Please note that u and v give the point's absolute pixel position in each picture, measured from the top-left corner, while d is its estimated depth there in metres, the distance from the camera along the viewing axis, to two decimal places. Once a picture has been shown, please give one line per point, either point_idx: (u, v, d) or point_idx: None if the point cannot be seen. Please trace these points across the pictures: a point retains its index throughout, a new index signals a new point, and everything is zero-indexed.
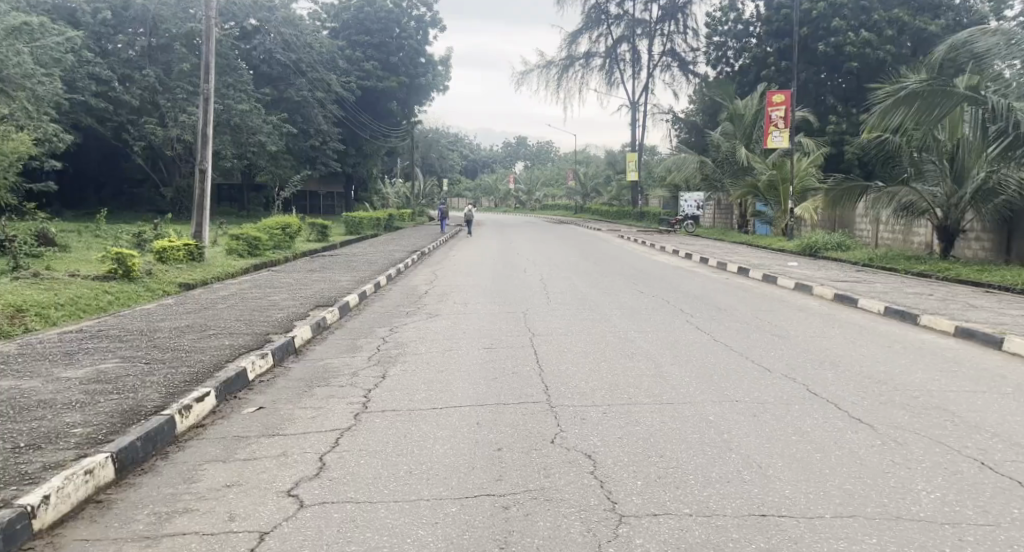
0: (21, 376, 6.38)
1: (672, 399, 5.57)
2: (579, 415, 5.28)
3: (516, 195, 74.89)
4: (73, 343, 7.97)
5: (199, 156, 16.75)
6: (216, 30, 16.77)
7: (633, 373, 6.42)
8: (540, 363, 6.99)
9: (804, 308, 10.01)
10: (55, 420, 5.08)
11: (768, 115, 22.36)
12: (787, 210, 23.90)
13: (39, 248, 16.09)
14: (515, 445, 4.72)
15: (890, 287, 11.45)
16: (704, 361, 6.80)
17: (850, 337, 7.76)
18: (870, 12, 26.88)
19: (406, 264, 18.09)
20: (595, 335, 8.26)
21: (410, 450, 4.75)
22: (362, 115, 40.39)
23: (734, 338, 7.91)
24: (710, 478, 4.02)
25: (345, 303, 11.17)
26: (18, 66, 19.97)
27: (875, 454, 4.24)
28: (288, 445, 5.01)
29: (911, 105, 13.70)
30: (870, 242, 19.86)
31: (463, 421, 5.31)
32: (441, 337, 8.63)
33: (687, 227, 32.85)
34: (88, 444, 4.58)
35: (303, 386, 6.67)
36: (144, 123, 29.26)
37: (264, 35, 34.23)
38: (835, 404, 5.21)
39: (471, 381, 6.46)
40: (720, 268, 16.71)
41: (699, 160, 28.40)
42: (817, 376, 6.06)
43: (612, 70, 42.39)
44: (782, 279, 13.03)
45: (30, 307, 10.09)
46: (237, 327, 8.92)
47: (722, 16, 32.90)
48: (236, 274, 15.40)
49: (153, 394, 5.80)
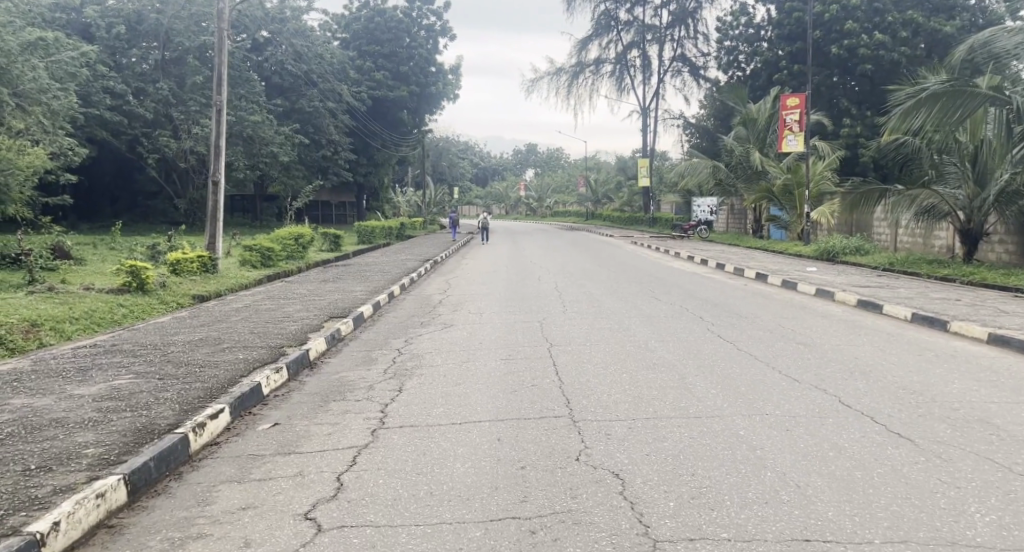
0: (33, 393, 6.28)
1: (697, 412, 5.40)
2: (604, 430, 5.12)
3: (526, 202, 74.48)
4: (86, 358, 7.87)
5: (211, 167, 16.67)
6: (228, 41, 16.72)
7: (657, 385, 6.24)
8: (559, 375, 6.82)
9: (827, 315, 9.78)
10: (67, 439, 4.96)
11: (783, 119, 22.12)
12: (803, 214, 23.63)
13: (55, 262, 16.10)
14: (539, 463, 4.56)
15: (913, 292, 11.23)
16: (729, 371, 6.63)
17: (879, 345, 7.55)
18: (883, 14, 26.64)
19: (419, 272, 18.00)
20: (615, 345, 8.08)
21: (430, 469, 4.61)
22: (373, 124, 40.37)
23: (758, 347, 7.72)
24: (746, 499, 3.85)
25: (360, 315, 11.04)
26: (34, 81, 20.05)
27: (920, 472, 4.05)
28: (304, 463, 4.88)
29: (933, 106, 13.43)
30: (889, 246, 19.59)
31: (484, 436, 5.17)
32: (457, 349, 8.47)
33: (701, 233, 32.57)
34: (100, 465, 4.45)
35: (318, 400, 6.55)
36: (158, 136, 29.40)
37: (275, 46, 34.37)
38: (871, 417, 5.02)
39: (490, 394, 6.31)
40: (737, 274, 16.49)
41: (712, 165, 28.11)
42: (847, 386, 5.89)
43: (623, 76, 42.22)
44: (802, 284, 12.83)
45: (44, 322, 10.02)
46: (251, 340, 8.82)
47: (733, 21, 32.73)
48: (249, 286, 15.32)
49: (168, 411, 5.67)
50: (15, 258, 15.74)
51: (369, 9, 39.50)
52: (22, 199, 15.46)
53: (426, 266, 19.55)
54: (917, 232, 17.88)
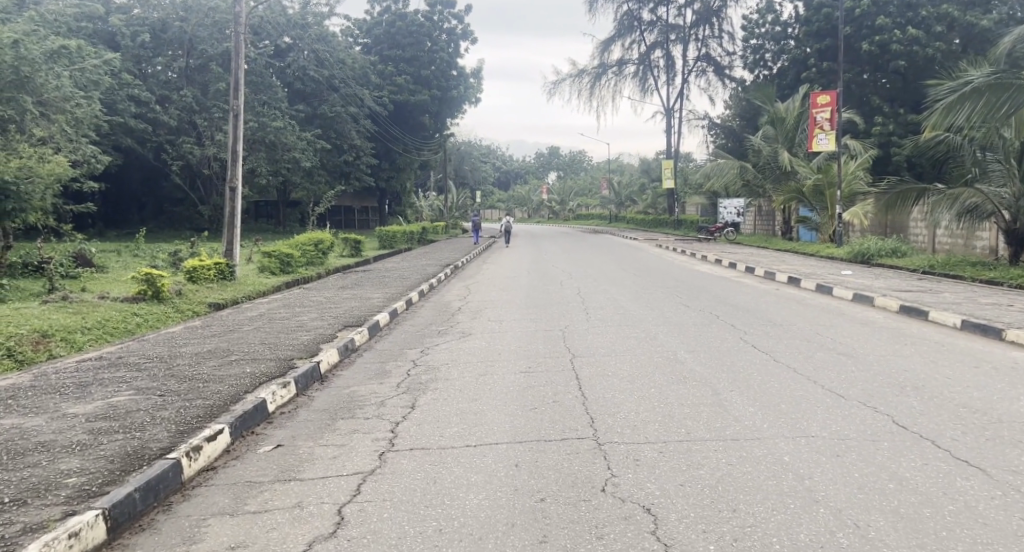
0: (25, 413, 5.91)
1: (736, 434, 4.91)
2: (631, 455, 4.65)
3: (549, 205, 73.76)
4: (90, 372, 7.52)
5: (228, 172, 16.31)
6: (246, 44, 16.39)
7: (690, 403, 5.75)
8: (583, 391, 6.34)
9: (868, 322, 9.21)
10: (49, 467, 4.58)
11: (813, 117, 21.45)
12: (835, 215, 22.99)
13: (75, 270, 15.90)
14: (561, 495, 4.10)
15: (959, 297, 10.62)
16: (766, 387, 6.10)
17: (928, 357, 7.00)
18: (917, 9, 25.87)
19: (438, 277, 17.68)
20: (641, 357, 7.58)
21: (441, 501, 4.17)
22: (395, 129, 40.14)
23: (795, 358, 7.20)
24: (797, 543, 3.36)
25: (375, 323, 10.65)
26: (58, 90, 19.90)
27: (999, 510, 3.54)
28: (304, 493, 4.46)
29: (977, 102, 12.86)
30: (927, 247, 18.88)
31: (500, 462, 4.71)
32: (475, 361, 8.03)
33: (727, 235, 31.84)
34: (80, 498, 4.08)
35: (326, 418, 6.14)
36: (182, 143, 29.39)
37: (298, 52, 34.25)
38: (932, 441, 4.50)
39: (508, 412, 5.86)
40: (769, 278, 15.87)
41: (739, 166, 27.45)
42: (900, 404, 5.35)
43: (646, 77, 41.56)
44: (839, 289, 12.19)
45: (56, 332, 9.73)
46: (261, 352, 8.42)
47: (759, 18, 32.09)
48: (267, 293, 15.04)
49: (163, 432, 5.29)
50: (36, 267, 15.51)
51: (390, 13, 39.19)
52: (44, 208, 15.21)
53: (447, 271, 19.14)
54: (957, 233, 17.22)
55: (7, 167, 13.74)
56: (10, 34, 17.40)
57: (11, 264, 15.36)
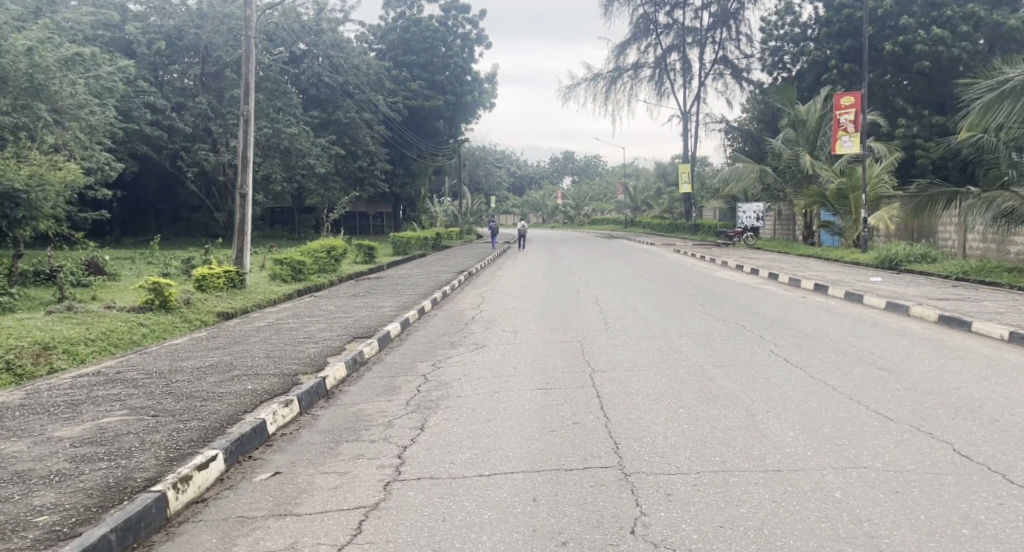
0: (8, 436, 5.52)
1: (777, 465, 4.44)
2: (663, 488, 4.20)
3: (564, 210, 73.38)
4: (84, 389, 7.12)
5: (239, 179, 15.85)
6: (257, 48, 16.02)
7: (721, 426, 5.27)
8: (605, 411, 5.88)
9: (905, 333, 8.69)
10: (21, 501, 4.18)
11: (836, 119, 20.78)
12: (859, 219, 22.38)
13: (86, 279, 15.57)
14: (585, 538, 3.70)
15: (1001, 306, 10.05)
16: (805, 407, 5.62)
17: (980, 373, 6.49)
18: (941, 8, 25.11)
19: (453, 285, 17.25)
20: (664, 373, 7.10)
21: (451, 544, 3.74)
22: (409, 134, 39.68)
23: (834, 374, 6.68)
24: None
25: (386, 335, 10.21)
26: (72, 97, 19.66)
27: None
28: (300, 531, 4.02)
29: (1018, 100, 12.32)
30: (957, 252, 18.31)
31: (517, 497, 4.26)
32: (489, 375, 7.57)
33: (747, 240, 31.34)
34: (47, 542, 3.69)
35: (329, 441, 5.71)
36: (197, 150, 29.25)
37: (312, 59, 34.01)
38: (1003, 475, 4.14)
39: (524, 436, 5.40)
40: (794, 285, 15.30)
41: (760, 170, 26.79)
42: (958, 430, 4.91)
43: (662, 80, 41.04)
44: (871, 298, 11.62)
45: (58, 344, 9.37)
46: (264, 367, 8.01)
47: (778, 20, 31.54)
48: (278, 302, 14.65)
49: (151, 460, 4.86)
50: (47, 275, 15.21)
51: (404, 19, 38.95)
52: (56, 215, 14.88)
53: (461, 278, 18.82)
54: (990, 237, 16.64)
55: (17, 174, 13.43)
56: (23, 40, 17.17)
57: (22, 272, 15.08)
